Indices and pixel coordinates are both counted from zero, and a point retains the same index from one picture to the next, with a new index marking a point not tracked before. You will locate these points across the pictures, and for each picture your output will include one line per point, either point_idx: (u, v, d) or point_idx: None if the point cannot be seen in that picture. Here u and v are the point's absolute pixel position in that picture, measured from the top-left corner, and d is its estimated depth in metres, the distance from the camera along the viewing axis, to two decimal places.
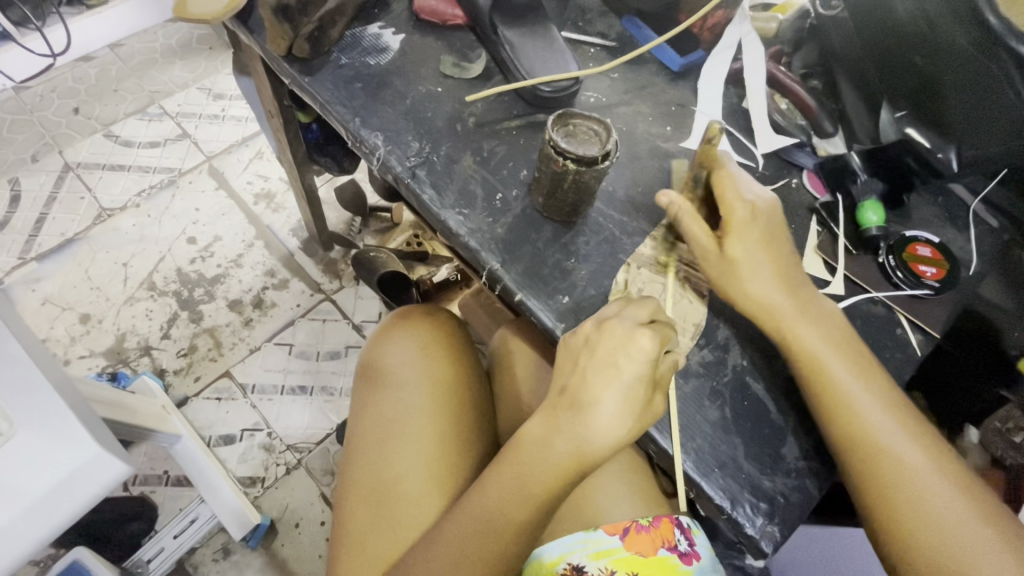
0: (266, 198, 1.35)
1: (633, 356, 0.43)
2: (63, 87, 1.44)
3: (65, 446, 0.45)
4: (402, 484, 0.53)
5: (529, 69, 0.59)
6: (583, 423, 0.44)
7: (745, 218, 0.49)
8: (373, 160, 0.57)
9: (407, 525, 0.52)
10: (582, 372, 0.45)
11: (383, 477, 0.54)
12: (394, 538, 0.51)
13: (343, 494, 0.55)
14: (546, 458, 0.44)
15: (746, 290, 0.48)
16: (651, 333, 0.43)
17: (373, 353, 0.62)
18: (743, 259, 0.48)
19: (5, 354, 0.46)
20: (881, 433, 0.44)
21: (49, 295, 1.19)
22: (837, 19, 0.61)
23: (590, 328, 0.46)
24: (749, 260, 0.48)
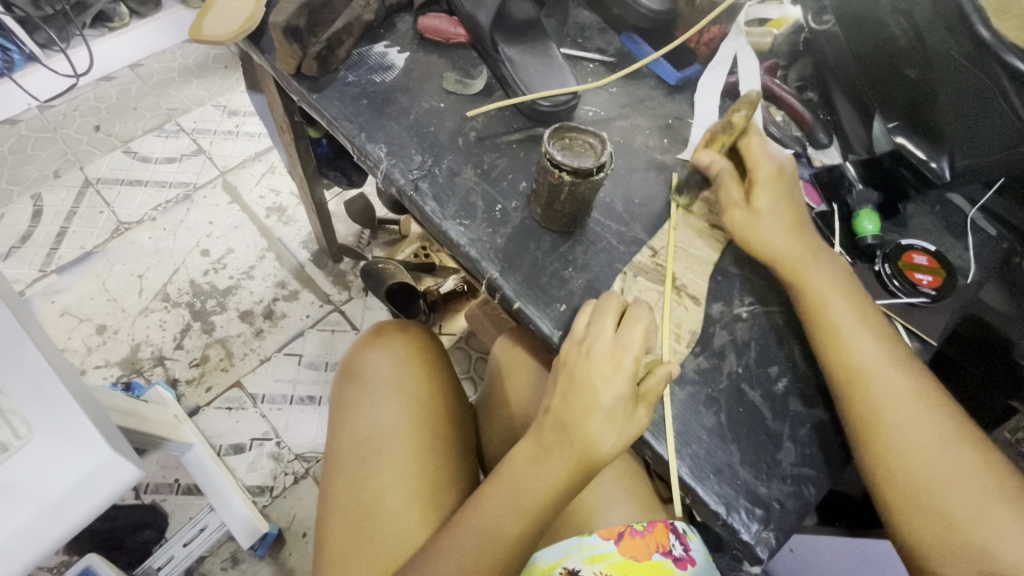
0: (278, 211, 1.39)
1: (617, 379, 0.45)
2: (85, 106, 1.50)
3: (79, 450, 0.47)
4: (388, 499, 0.54)
5: (528, 84, 0.61)
6: (570, 440, 0.45)
7: (769, 174, 0.53)
8: (377, 173, 0.59)
9: (393, 541, 0.52)
10: (566, 391, 0.46)
11: (368, 495, 0.55)
12: (382, 555, 0.52)
13: (326, 513, 0.55)
14: (531, 478, 0.46)
15: (761, 236, 0.52)
16: (634, 356, 0.45)
17: (353, 371, 0.64)
18: (750, 215, 0.53)
19: (25, 363, 0.49)
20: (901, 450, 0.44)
21: (67, 306, 1.23)
22: (829, 32, 0.63)
23: (571, 352, 0.47)
24: (771, 209, 0.52)
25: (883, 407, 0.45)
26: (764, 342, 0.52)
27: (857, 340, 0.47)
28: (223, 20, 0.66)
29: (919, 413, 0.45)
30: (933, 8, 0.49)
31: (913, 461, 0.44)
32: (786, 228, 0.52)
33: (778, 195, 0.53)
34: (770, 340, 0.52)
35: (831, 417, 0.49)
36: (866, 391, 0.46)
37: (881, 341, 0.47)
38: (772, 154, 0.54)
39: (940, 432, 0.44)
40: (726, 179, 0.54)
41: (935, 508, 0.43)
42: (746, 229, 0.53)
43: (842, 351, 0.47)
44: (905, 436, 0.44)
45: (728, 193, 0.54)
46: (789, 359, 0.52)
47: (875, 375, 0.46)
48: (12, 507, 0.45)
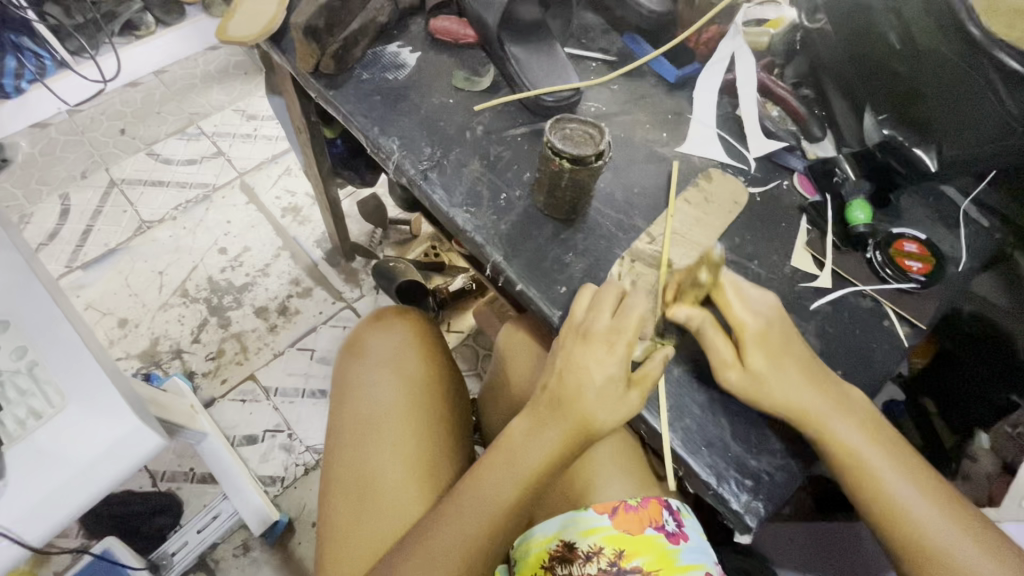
0: (293, 211, 1.43)
1: (615, 345, 0.48)
2: (112, 110, 1.56)
3: (107, 422, 0.50)
4: (390, 470, 0.57)
5: (532, 80, 0.65)
6: (561, 412, 0.48)
7: (757, 334, 0.49)
8: (388, 165, 0.63)
9: (396, 509, 0.55)
10: (561, 371, 0.49)
11: (372, 467, 0.58)
12: (386, 522, 0.55)
13: (331, 484, 0.58)
14: (528, 450, 0.48)
15: (772, 397, 0.47)
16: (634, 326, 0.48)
17: (356, 355, 0.66)
18: (748, 379, 0.48)
19: (61, 340, 0.52)
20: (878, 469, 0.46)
21: (91, 300, 1.28)
22: (822, 31, 0.65)
23: (568, 335, 0.50)
24: (773, 373, 0.48)
25: (866, 471, 0.46)
26: None
27: (835, 421, 0.47)
28: (247, 23, 0.70)
29: (893, 465, 0.46)
30: (925, 5, 0.52)
31: (900, 515, 0.45)
32: (790, 374, 0.48)
33: (772, 353, 0.48)
34: None
35: None
36: (852, 459, 0.46)
37: (852, 413, 0.47)
38: (754, 311, 0.49)
39: (911, 473, 0.46)
40: (709, 333, 0.49)
41: (931, 552, 0.44)
42: (752, 395, 0.48)
43: (827, 436, 0.46)
44: (892, 492, 0.45)
45: (720, 357, 0.49)
46: None
47: (857, 447, 0.46)
48: (52, 467, 0.49)
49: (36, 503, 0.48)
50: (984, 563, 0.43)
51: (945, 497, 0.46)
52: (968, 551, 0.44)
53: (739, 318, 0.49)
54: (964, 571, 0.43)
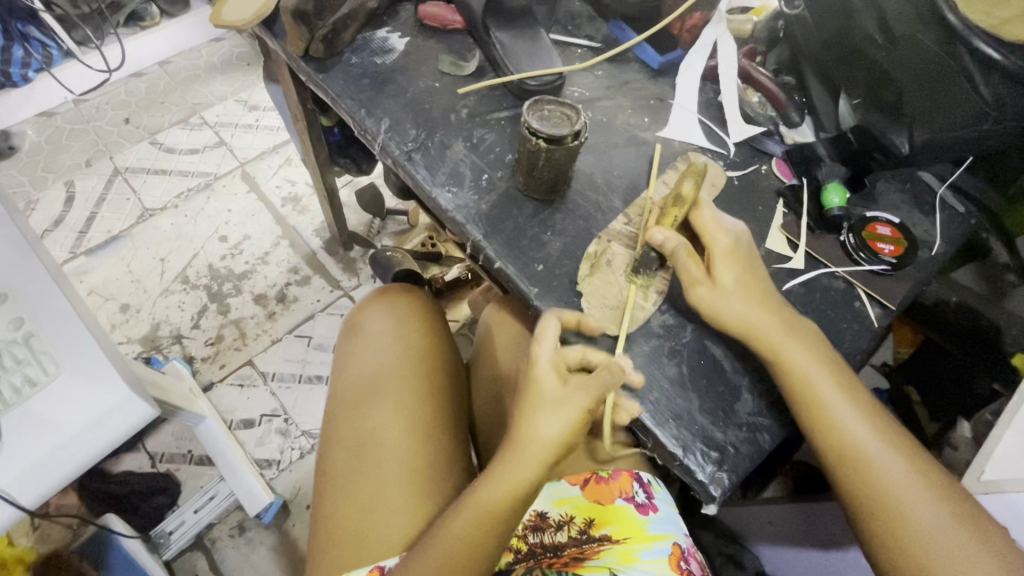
0: (293, 200, 1.45)
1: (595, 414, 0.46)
2: (116, 100, 1.59)
3: (99, 389, 0.52)
4: (383, 436, 0.59)
5: (517, 65, 0.66)
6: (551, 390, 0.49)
7: (726, 249, 0.52)
8: (375, 146, 0.64)
9: (387, 474, 0.57)
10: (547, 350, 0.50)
11: (365, 433, 0.59)
12: (376, 487, 0.56)
13: (327, 449, 0.60)
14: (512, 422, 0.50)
15: (734, 312, 0.49)
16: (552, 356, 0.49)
17: (356, 328, 0.68)
18: (714, 294, 0.50)
19: (56, 311, 0.54)
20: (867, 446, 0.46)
21: (94, 286, 1.30)
22: (799, 17, 0.66)
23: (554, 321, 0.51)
24: (737, 286, 0.50)
25: (819, 398, 0.47)
26: None
27: (796, 354, 0.48)
28: (241, 8, 0.72)
29: (848, 401, 0.47)
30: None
31: (852, 448, 0.46)
32: (749, 294, 0.50)
33: (739, 270, 0.51)
34: None
35: None
36: (807, 387, 0.47)
37: (810, 345, 0.49)
38: (726, 228, 0.53)
39: (865, 413, 0.47)
40: (683, 257, 0.51)
41: (879, 488, 0.45)
42: (714, 308, 0.50)
43: (784, 358, 0.48)
44: (844, 424, 0.46)
45: (688, 272, 0.51)
46: None
47: (813, 376, 0.47)
48: (46, 434, 0.51)
49: (30, 466, 0.50)
50: (931, 505, 0.44)
51: (898, 440, 0.47)
52: (917, 493, 0.44)
53: (711, 236, 0.52)
54: (911, 510, 0.44)
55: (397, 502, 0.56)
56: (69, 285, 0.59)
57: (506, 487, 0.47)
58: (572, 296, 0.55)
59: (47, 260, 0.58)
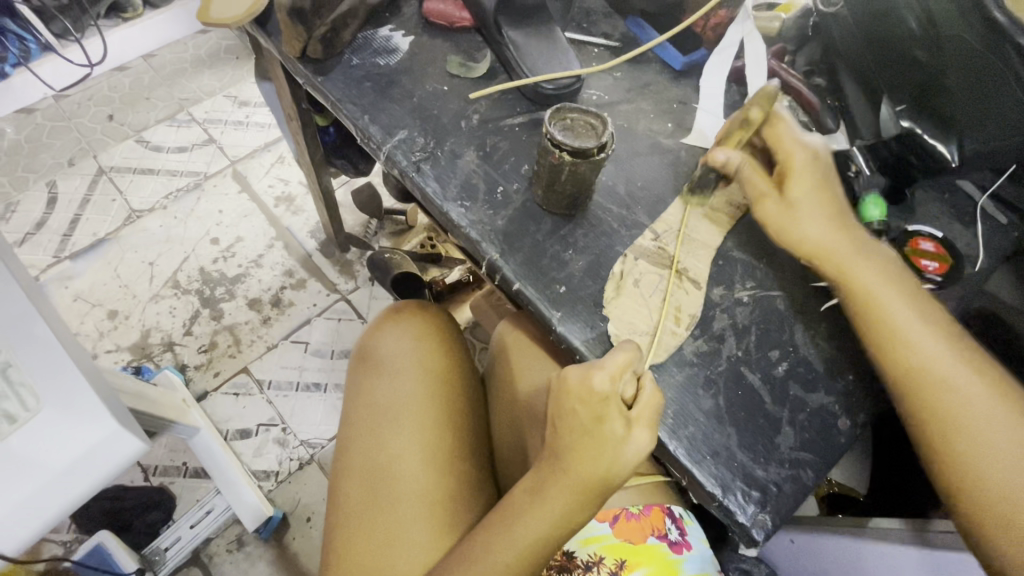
0: (287, 201, 1.40)
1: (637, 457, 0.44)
2: (99, 95, 1.52)
3: (86, 424, 0.48)
4: (402, 467, 0.55)
5: (531, 67, 0.62)
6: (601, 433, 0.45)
7: (803, 162, 0.52)
8: (379, 155, 0.60)
9: (407, 509, 0.53)
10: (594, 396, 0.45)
11: (382, 464, 0.56)
12: (395, 523, 0.53)
13: (340, 480, 0.56)
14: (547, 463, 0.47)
15: (806, 234, 0.50)
16: (609, 376, 0.44)
17: (370, 350, 0.64)
18: (782, 209, 0.51)
19: (34, 338, 0.50)
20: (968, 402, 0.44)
21: (80, 291, 1.25)
22: (838, 15, 0.61)
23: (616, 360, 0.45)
24: (807, 202, 0.51)
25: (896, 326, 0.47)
26: (765, 326, 0.52)
27: (892, 303, 0.47)
28: (230, 4, 0.66)
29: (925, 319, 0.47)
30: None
31: (950, 401, 0.44)
32: (828, 213, 0.51)
33: (813, 185, 0.51)
34: (772, 323, 0.52)
35: (830, 401, 0.49)
36: (880, 310, 0.47)
37: (883, 268, 0.49)
38: (803, 142, 0.53)
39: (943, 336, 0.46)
40: (749, 172, 0.53)
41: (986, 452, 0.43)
42: (780, 224, 0.51)
43: (854, 285, 0.48)
44: (924, 350, 0.46)
45: (759, 189, 0.52)
46: (788, 343, 0.51)
47: (885, 297, 0.48)
48: (25, 474, 0.46)
49: (8, 511, 0.45)
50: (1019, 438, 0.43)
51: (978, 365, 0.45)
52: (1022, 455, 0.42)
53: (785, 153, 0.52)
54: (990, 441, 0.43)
55: (417, 537, 0.52)
56: (49, 307, 0.54)
57: (529, 510, 0.46)
58: (598, 320, 0.51)
59: (24, 281, 0.53)
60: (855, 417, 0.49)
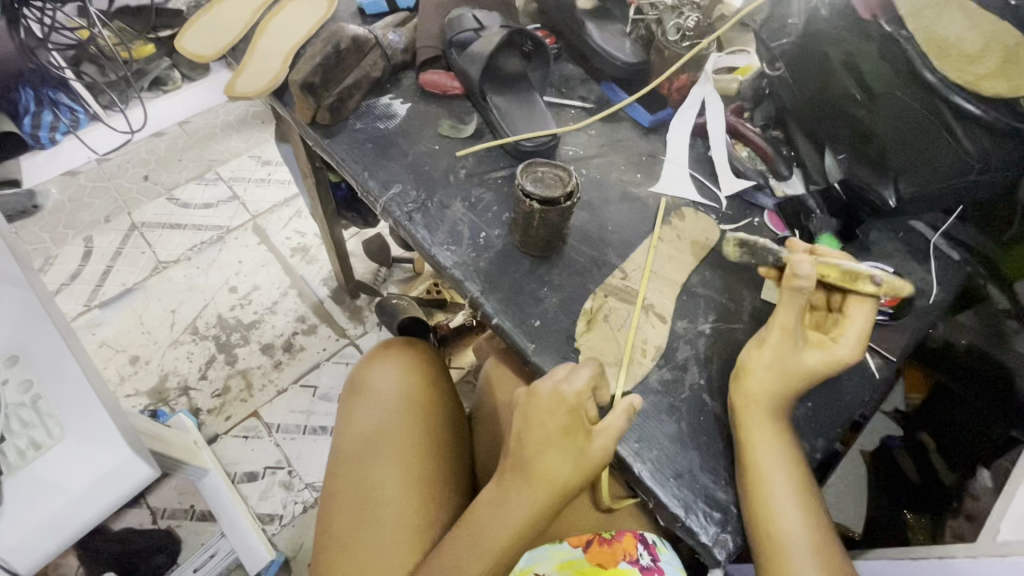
0: (302, 251, 1.49)
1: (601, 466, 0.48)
2: (137, 159, 1.67)
3: (103, 451, 0.52)
4: (384, 490, 0.58)
5: (513, 127, 0.70)
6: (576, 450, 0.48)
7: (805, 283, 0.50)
8: (377, 207, 0.67)
9: (387, 528, 0.56)
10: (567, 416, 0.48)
11: (367, 488, 0.59)
12: (376, 541, 0.56)
13: (328, 502, 0.60)
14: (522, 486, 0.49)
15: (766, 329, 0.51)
16: (575, 390, 0.48)
17: (359, 385, 0.68)
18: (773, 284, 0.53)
19: (63, 373, 0.56)
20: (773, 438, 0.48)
21: (106, 338, 1.33)
22: (781, 78, 0.68)
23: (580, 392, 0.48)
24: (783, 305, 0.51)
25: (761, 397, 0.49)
26: (727, 356, 0.56)
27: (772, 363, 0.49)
28: (253, 80, 0.77)
29: (782, 395, 0.49)
30: (880, 54, 0.58)
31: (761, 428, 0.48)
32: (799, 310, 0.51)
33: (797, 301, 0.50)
34: (734, 352, 0.56)
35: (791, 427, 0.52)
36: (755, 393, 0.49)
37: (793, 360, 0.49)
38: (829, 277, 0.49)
39: (777, 413, 0.49)
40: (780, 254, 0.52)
41: (766, 470, 0.47)
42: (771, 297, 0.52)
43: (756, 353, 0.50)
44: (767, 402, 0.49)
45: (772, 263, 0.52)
46: None
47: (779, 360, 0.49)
48: (48, 497, 0.51)
49: (31, 530, 0.50)
50: (790, 494, 0.46)
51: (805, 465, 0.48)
52: (790, 506, 0.46)
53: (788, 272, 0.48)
54: (775, 491, 0.46)
55: (391, 557, 0.55)
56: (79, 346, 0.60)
57: (507, 525, 0.48)
58: (569, 352, 0.56)
59: (60, 323, 0.60)
60: (815, 442, 0.52)
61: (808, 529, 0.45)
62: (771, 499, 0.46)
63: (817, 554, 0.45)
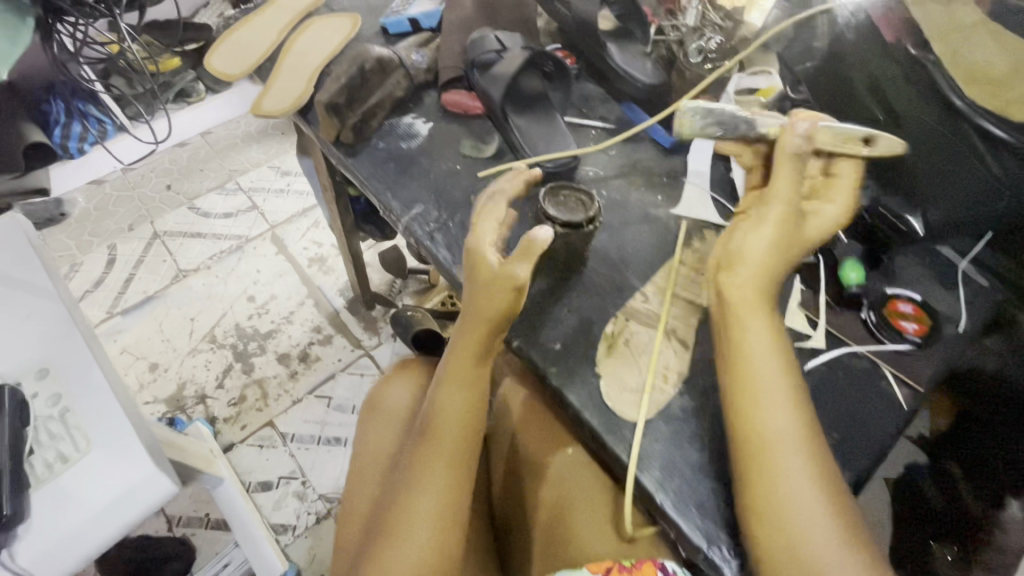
0: (319, 261, 1.51)
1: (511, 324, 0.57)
2: (160, 168, 1.72)
3: (127, 464, 0.53)
4: None
5: (534, 148, 0.70)
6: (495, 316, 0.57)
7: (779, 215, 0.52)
8: (398, 226, 0.68)
9: None
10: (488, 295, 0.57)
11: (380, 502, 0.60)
12: None
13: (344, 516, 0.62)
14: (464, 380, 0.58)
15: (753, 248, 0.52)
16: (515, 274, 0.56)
17: (377, 403, 0.69)
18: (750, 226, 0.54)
19: (90, 387, 0.56)
20: (776, 422, 0.46)
21: (126, 345, 1.35)
22: (804, 103, 0.66)
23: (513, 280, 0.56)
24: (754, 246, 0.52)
25: (750, 292, 0.51)
26: None
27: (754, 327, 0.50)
28: (278, 98, 0.78)
29: (775, 373, 0.48)
30: (905, 79, 0.58)
31: (759, 410, 0.46)
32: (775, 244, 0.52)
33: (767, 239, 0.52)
34: None
35: None
36: (748, 377, 0.48)
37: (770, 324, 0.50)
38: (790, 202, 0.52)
39: (778, 393, 0.47)
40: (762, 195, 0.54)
41: (776, 460, 0.44)
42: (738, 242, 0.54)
43: (738, 329, 0.50)
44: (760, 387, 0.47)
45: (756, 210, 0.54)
46: None
47: (756, 336, 0.49)
48: (75, 511, 0.52)
49: (59, 543, 0.51)
50: (801, 466, 0.44)
51: (821, 459, 0.45)
52: (812, 503, 0.43)
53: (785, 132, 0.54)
54: (789, 486, 0.43)
55: None
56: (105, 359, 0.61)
57: (456, 418, 0.57)
58: (590, 376, 0.55)
59: (89, 337, 0.61)
60: (841, 475, 0.51)
61: (835, 525, 0.42)
62: (786, 497, 0.43)
63: (852, 551, 0.42)
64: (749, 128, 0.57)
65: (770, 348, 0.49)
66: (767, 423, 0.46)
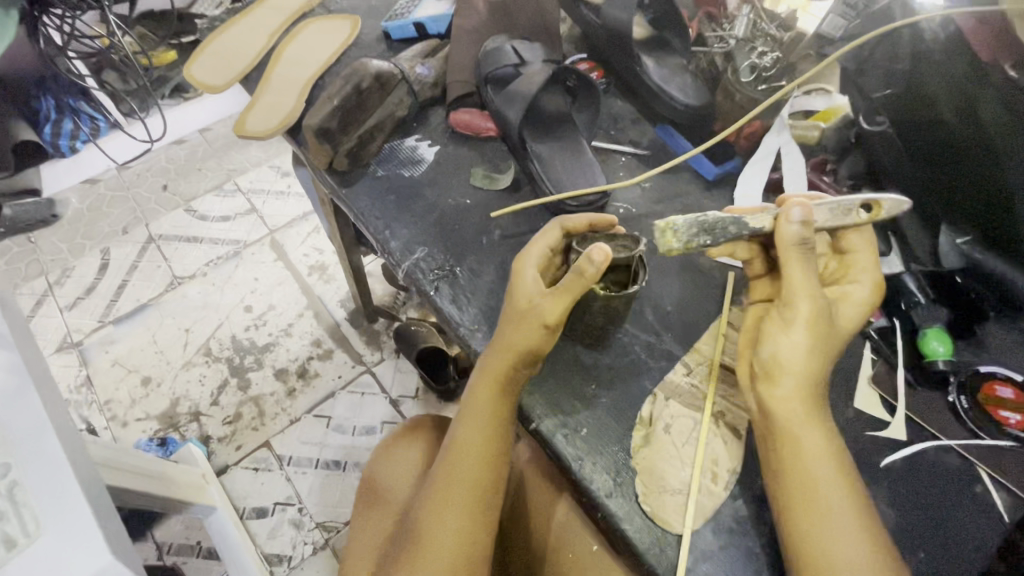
0: (319, 269, 1.42)
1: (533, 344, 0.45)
2: (157, 168, 1.60)
3: (78, 556, 0.41)
4: None
5: (556, 181, 0.60)
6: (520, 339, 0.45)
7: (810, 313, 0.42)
8: (398, 272, 0.59)
9: None
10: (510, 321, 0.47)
11: None
12: None
13: None
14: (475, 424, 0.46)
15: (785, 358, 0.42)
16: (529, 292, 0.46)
17: (374, 481, 0.61)
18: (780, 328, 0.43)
19: (43, 454, 0.45)
20: (844, 551, 0.37)
21: (118, 356, 1.28)
22: (883, 134, 0.55)
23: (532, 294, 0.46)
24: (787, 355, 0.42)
25: (793, 409, 0.41)
26: None
27: (805, 438, 0.41)
28: (266, 115, 0.69)
29: (839, 490, 0.39)
30: (1003, 104, 0.48)
31: (823, 540, 0.38)
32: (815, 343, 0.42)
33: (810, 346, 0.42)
34: None
35: None
36: (808, 498, 0.39)
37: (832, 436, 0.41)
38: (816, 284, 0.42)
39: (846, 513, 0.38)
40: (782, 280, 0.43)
41: None
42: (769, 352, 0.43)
43: (790, 448, 0.41)
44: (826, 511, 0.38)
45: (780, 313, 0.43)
46: None
47: (806, 453, 0.40)
48: None
49: None
50: None
51: None
52: None
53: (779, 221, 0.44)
54: None
55: None
56: (66, 419, 0.49)
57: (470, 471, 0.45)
58: (624, 471, 0.46)
59: (47, 391, 0.49)
60: None
61: None
62: None
63: None
64: (739, 227, 0.45)
65: (823, 450, 0.40)
66: (830, 550, 0.38)
